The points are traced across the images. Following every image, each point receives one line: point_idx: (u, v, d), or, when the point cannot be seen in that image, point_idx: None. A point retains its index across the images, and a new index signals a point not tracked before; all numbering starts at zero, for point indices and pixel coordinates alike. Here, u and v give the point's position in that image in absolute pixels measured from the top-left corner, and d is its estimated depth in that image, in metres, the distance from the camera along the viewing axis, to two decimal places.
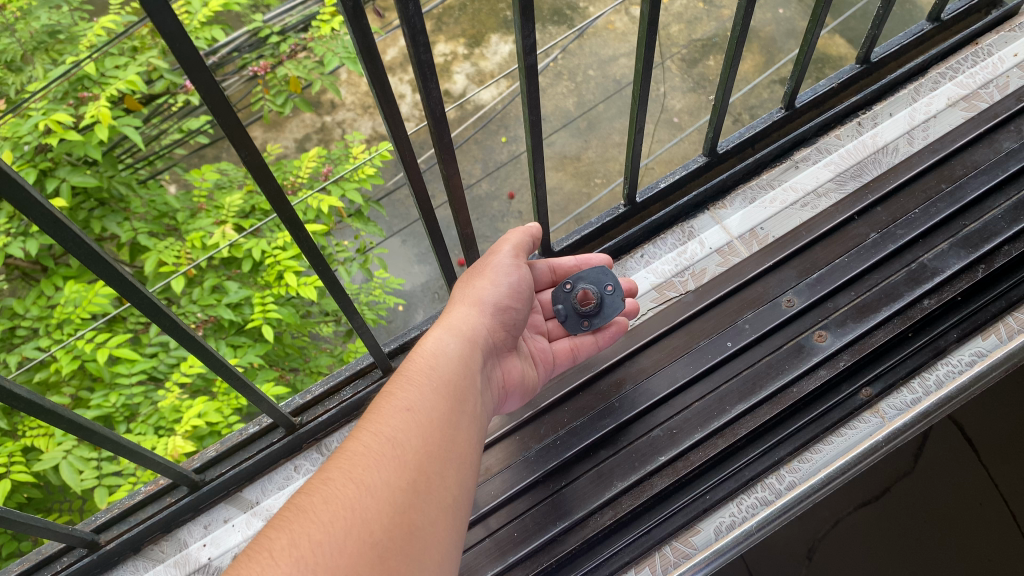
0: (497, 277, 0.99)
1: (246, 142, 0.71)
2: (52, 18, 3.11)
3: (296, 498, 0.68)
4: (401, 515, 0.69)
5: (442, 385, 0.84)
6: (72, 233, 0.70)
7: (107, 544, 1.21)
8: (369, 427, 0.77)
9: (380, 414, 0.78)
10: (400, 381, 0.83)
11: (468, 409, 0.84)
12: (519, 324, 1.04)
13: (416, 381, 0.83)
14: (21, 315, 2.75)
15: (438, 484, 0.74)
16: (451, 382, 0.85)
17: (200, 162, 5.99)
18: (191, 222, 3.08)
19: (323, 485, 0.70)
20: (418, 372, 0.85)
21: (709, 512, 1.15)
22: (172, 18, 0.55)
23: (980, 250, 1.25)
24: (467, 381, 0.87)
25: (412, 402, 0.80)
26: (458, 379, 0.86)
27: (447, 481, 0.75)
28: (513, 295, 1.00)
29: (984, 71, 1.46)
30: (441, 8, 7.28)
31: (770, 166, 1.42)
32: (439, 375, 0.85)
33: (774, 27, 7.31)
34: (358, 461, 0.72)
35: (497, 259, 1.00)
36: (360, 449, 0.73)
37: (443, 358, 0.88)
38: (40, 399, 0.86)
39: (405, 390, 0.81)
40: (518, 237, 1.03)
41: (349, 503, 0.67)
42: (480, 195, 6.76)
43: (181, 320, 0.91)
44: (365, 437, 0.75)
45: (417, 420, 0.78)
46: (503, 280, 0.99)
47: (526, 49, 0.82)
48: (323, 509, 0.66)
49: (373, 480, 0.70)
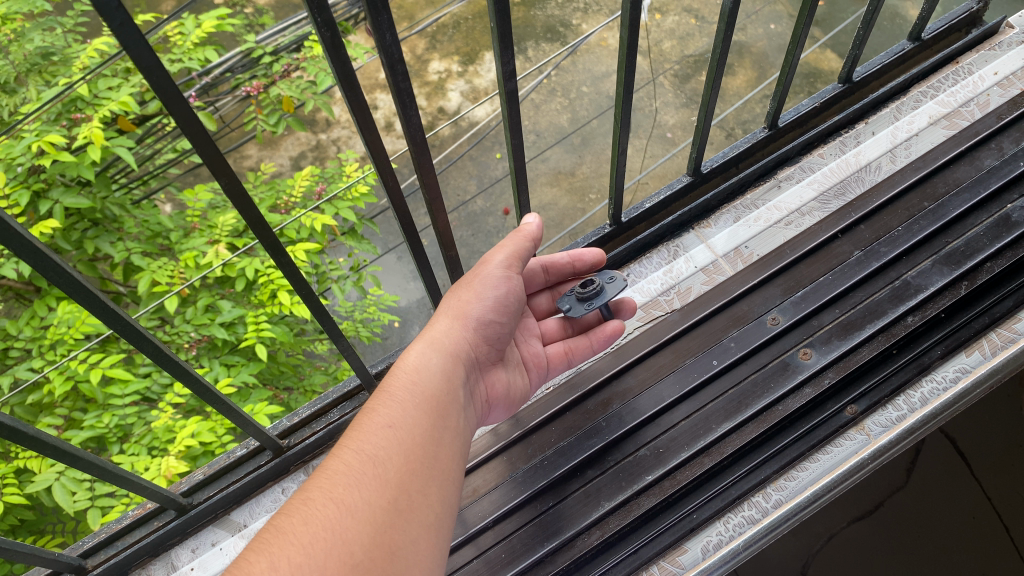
0: (483, 290, 0.95)
1: (226, 171, 0.72)
2: (46, 40, 3.16)
3: (277, 518, 0.68)
4: (380, 532, 0.69)
5: (424, 400, 0.83)
6: (52, 261, 0.69)
7: (94, 568, 1.20)
8: (351, 445, 0.76)
9: (361, 431, 0.78)
10: (381, 397, 0.83)
11: (449, 424, 0.83)
12: (505, 337, 1.00)
13: (397, 395, 0.82)
14: (15, 336, 2.74)
15: (418, 500, 0.74)
16: (432, 397, 0.84)
17: (196, 180, 6.06)
18: (185, 241, 3.04)
19: (304, 504, 0.69)
20: (401, 385, 0.84)
21: (697, 531, 1.14)
22: (150, 53, 0.56)
23: (963, 267, 1.26)
24: (449, 396, 0.86)
25: (393, 419, 0.79)
26: (440, 393, 0.85)
27: (428, 497, 0.75)
28: (497, 309, 0.96)
29: (965, 90, 1.49)
30: (435, 27, 7.43)
31: (754, 185, 1.44)
32: (420, 389, 0.84)
33: (765, 42, 7.43)
34: (338, 479, 0.72)
35: (487, 270, 0.96)
36: (341, 468, 0.73)
37: (425, 372, 0.87)
38: (23, 426, 0.84)
39: (387, 407, 0.81)
40: (515, 242, 0.97)
41: (330, 523, 0.67)
42: (475, 212, 6.81)
43: (164, 345, 0.91)
44: (346, 454, 0.75)
45: (398, 437, 0.78)
46: (489, 293, 0.95)
47: (506, 75, 0.83)
48: (303, 530, 0.66)
49: (353, 499, 0.70)
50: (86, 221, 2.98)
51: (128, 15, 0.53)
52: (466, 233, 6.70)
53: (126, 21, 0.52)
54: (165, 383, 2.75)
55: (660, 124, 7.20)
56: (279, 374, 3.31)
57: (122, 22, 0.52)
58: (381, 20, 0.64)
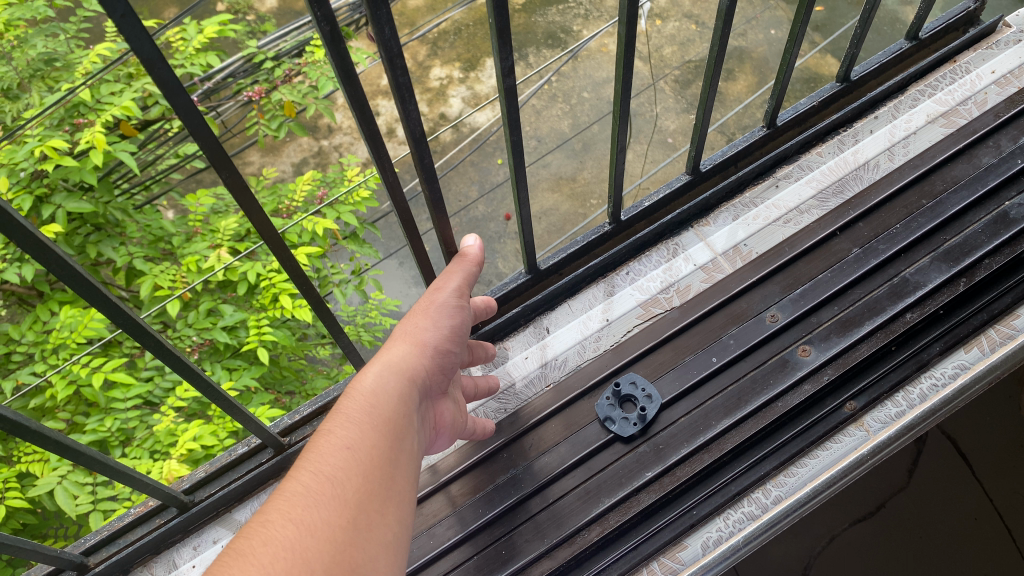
0: (438, 318, 0.88)
1: (229, 166, 0.69)
2: (47, 45, 3.18)
3: (228, 544, 0.56)
4: (344, 554, 0.58)
5: (385, 420, 0.73)
6: (55, 254, 0.68)
7: (96, 565, 1.20)
8: (307, 466, 0.65)
9: (317, 449, 0.66)
10: (338, 419, 0.71)
11: (411, 446, 0.74)
12: (455, 368, 0.93)
13: (355, 416, 0.72)
14: (18, 340, 2.77)
15: (382, 524, 0.64)
16: (394, 417, 0.74)
17: (199, 186, 6.12)
18: (187, 246, 3.08)
19: (261, 527, 0.58)
20: (358, 405, 0.73)
21: (696, 527, 1.14)
22: (151, 43, 0.54)
23: (961, 264, 1.27)
24: (411, 419, 0.76)
25: (353, 439, 0.69)
26: (401, 414, 0.75)
27: (392, 520, 0.65)
28: (453, 337, 0.89)
29: (962, 89, 1.49)
30: (437, 34, 7.48)
31: (753, 184, 1.45)
32: (380, 409, 0.74)
33: (766, 48, 7.46)
34: (297, 500, 0.60)
35: (440, 298, 0.89)
36: (298, 489, 0.62)
37: (384, 395, 0.76)
38: (27, 421, 0.82)
39: (346, 426, 0.70)
40: (463, 271, 0.92)
41: (291, 548, 0.56)
42: (477, 217, 6.79)
43: (168, 343, 0.90)
44: (302, 474, 0.63)
45: (359, 455, 0.67)
46: (445, 321, 0.88)
47: (505, 72, 0.83)
48: (261, 551, 0.55)
49: (316, 519, 0.59)
50: (88, 226, 2.98)
51: (129, 7, 0.51)
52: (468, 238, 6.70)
53: (128, 13, 0.51)
54: (167, 387, 2.76)
55: (661, 128, 7.19)
56: (281, 378, 3.33)
57: (123, 15, 0.51)
58: (380, 14, 0.64)
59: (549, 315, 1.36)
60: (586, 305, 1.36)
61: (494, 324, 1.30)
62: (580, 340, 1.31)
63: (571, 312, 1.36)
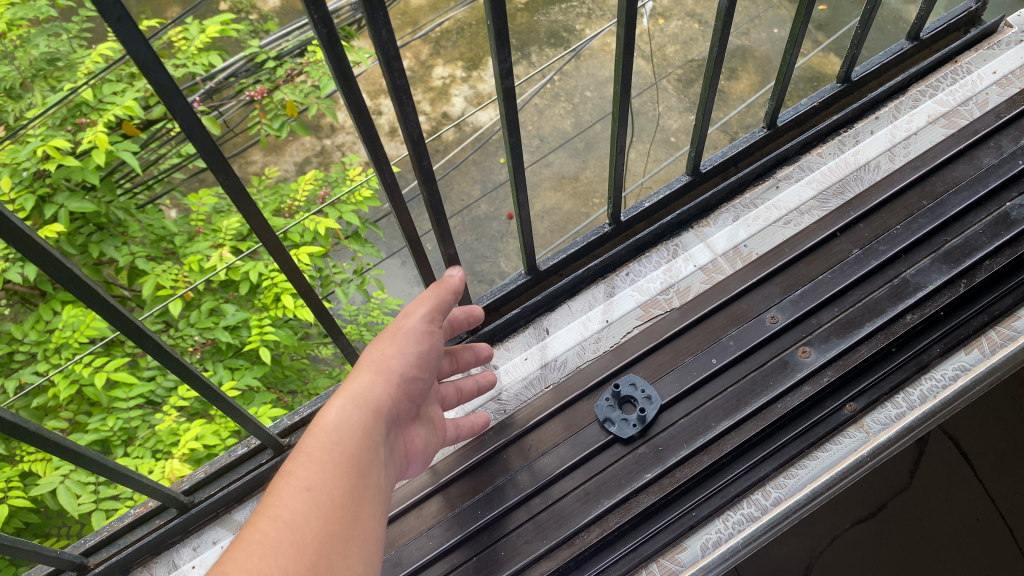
0: (407, 344, 0.85)
1: (225, 168, 0.69)
2: (50, 45, 3.18)
3: None
4: None
5: (348, 458, 0.72)
6: (51, 257, 0.68)
7: (96, 566, 1.21)
8: (266, 512, 0.64)
9: (277, 494, 0.66)
10: (299, 457, 0.70)
11: (376, 481, 0.73)
12: (427, 391, 0.90)
13: (316, 454, 0.70)
14: (20, 340, 2.78)
15: (343, 569, 0.64)
16: (357, 455, 0.73)
17: (201, 185, 6.13)
18: (189, 245, 3.09)
19: None
20: (320, 443, 0.72)
21: (696, 529, 1.14)
22: (147, 46, 0.54)
23: (962, 266, 1.26)
24: (375, 453, 0.75)
25: (313, 480, 0.68)
26: (364, 450, 0.74)
27: (354, 564, 0.65)
28: (422, 364, 0.86)
29: (964, 89, 1.49)
30: (439, 33, 7.49)
31: (753, 185, 1.44)
32: (343, 446, 0.73)
33: (769, 47, 7.44)
34: (253, 551, 0.60)
35: (409, 324, 0.86)
36: (254, 539, 0.61)
37: (347, 430, 0.74)
38: (25, 423, 0.82)
39: (307, 466, 0.69)
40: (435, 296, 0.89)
41: None
42: (479, 216, 6.79)
43: (166, 344, 0.90)
44: (259, 523, 0.63)
45: (320, 498, 0.67)
46: (413, 348, 0.85)
47: (503, 74, 0.83)
48: None
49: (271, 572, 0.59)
50: (91, 225, 3.00)
51: (125, 11, 0.52)
52: (471, 238, 6.70)
53: (123, 17, 0.51)
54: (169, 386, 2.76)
55: (663, 127, 7.17)
56: (283, 377, 3.34)
57: (119, 18, 0.51)
58: (377, 17, 0.64)
59: (549, 316, 1.36)
60: (586, 306, 1.36)
61: (493, 325, 1.30)
62: (580, 341, 1.31)
63: (571, 313, 1.36)
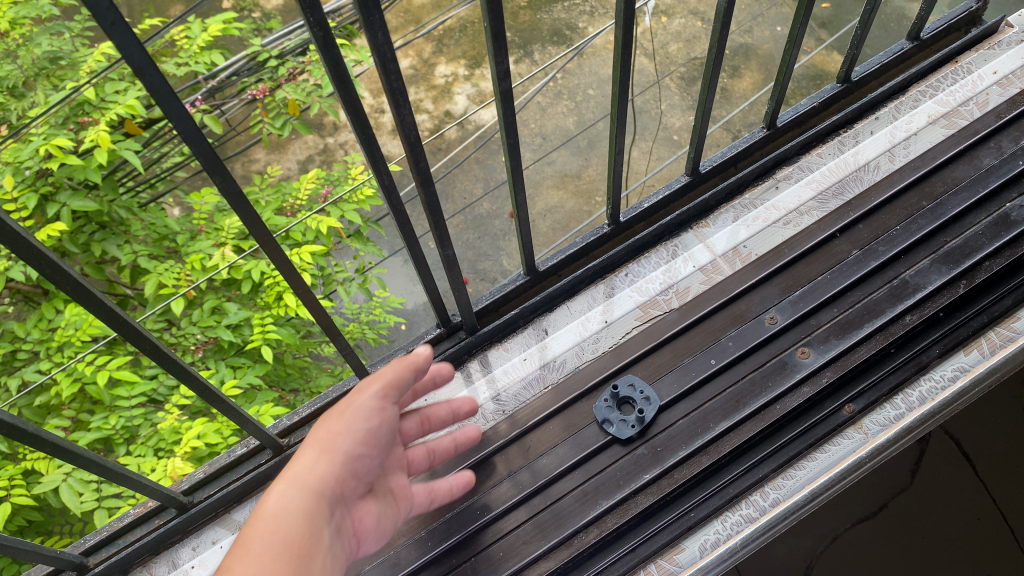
0: (356, 421, 0.83)
1: (220, 169, 0.71)
2: (52, 44, 3.18)
3: None
4: None
5: (287, 549, 0.70)
6: (49, 259, 0.69)
7: (96, 566, 1.21)
8: None
9: None
10: (237, 549, 0.69)
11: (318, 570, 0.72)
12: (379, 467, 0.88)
13: (256, 545, 0.69)
14: (22, 339, 2.79)
15: None
16: (296, 545, 0.71)
17: (204, 183, 6.14)
18: (191, 244, 3.10)
19: None
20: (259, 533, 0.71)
21: (694, 530, 1.14)
22: (141, 49, 0.56)
23: (962, 266, 1.26)
24: (317, 540, 0.74)
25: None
26: (305, 538, 0.73)
27: None
28: (372, 442, 0.84)
29: (964, 89, 1.48)
30: (442, 32, 7.49)
31: (753, 185, 1.44)
32: (283, 536, 0.71)
33: (772, 45, 7.42)
34: None
35: (359, 401, 0.83)
36: None
37: (288, 517, 0.73)
38: (23, 424, 0.83)
39: (245, 558, 0.68)
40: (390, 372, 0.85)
41: None
42: (481, 215, 6.78)
43: (164, 346, 0.90)
44: None
45: None
46: (363, 426, 0.83)
47: (500, 75, 0.83)
48: None
49: None
50: (93, 224, 3.01)
51: (120, 15, 0.53)
52: (473, 236, 6.70)
53: (118, 21, 0.53)
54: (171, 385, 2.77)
55: (666, 126, 7.16)
56: (285, 376, 3.35)
57: (114, 22, 0.53)
58: (372, 20, 0.64)
59: (548, 316, 1.36)
60: (586, 306, 1.36)
61: (492, 326, 1.30)
62: (579, 342, 1.31)
63: (570, 313, 1.36)
